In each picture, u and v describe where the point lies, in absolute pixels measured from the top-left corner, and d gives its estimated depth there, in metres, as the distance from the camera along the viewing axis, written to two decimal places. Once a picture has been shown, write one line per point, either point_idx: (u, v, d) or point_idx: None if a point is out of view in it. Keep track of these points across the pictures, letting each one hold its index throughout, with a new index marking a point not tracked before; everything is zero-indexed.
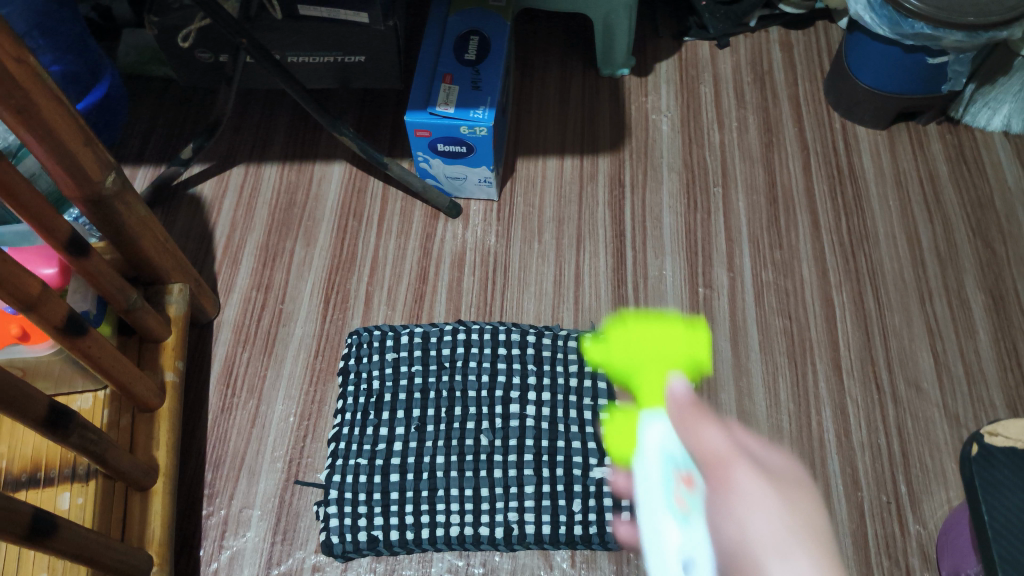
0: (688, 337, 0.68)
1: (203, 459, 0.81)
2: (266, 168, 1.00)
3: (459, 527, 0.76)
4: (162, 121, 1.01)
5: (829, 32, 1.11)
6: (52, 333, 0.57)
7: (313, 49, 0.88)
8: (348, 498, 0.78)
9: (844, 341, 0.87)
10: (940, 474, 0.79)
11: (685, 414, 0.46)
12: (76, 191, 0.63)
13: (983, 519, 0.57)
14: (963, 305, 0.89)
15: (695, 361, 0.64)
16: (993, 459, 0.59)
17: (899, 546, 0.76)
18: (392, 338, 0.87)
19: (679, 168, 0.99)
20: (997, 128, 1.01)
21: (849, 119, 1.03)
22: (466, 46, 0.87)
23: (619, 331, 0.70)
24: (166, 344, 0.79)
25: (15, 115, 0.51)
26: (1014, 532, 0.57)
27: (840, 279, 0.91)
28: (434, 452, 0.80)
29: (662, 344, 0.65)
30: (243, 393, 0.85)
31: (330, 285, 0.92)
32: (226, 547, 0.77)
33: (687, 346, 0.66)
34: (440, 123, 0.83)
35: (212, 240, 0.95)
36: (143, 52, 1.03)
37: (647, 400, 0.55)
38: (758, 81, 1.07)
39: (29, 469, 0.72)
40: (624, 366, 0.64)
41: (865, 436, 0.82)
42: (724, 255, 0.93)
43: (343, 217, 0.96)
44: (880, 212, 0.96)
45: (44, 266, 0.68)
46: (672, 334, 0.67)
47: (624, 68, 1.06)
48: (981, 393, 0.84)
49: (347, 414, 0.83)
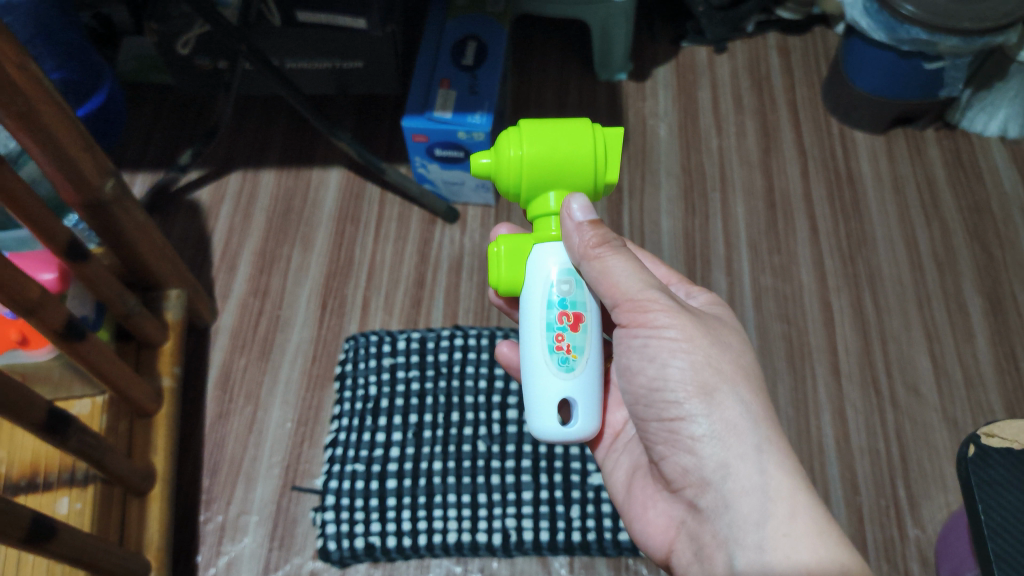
0: (596, 133, 0.54)
1: (200, 464, 0.81)
2: (264, 174, 1.00)
3: (456, 533, 0.76)
4: (159, 127, 1.01)
5: (826, 37, 1.11)
6: (51, 337, 0.57)
7: (311, 55, 0.89)
8: (345, 504, 0.77)
9: (843, 345, 0.87)
10: (939, 478, 0.79)
11: (590, 252, 0.51)
12: (75, 198, 0.62)
13: (981, 519, 0.57)
14: (961, 309, 0.89)
15: (602, 173, 0.55)
16: (989, 459, 0.59)
17: (899, 551, 0.75)
18: (389, 343, 0.86)
19: (677, 173, 0.99)
20: (995, 133, 1.02)
21: (847, 124, 1.04)
22: (464, 51, 0.87)
23: (511, 140, 0.54)
24: (163, 349, 0.79)
25: (16, 120, 0.51)
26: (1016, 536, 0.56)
27: (839, 284, 0.91)
28: (432, 458, 0.80)
29: (563, 149, 0.53)
30: (240, 399, 0.85)
31: (327, 291, 0.92)
32: (223, 553, 0.77)
33: (592, 156, 0.54)
34: (437, 128, 0.83)
35: (210, 246, 0.95)
36: (142, 62, 1.01)
37: (539, 221, 0.56)
38: (756, 86, 1.07)
39: (28, 474, 0.70)
40: (512, 183, 0.55)
41: (864, 442, 0.81)
42: (723, 260, 0.93)
43: (340, 222, 0.96)
44: (878, 216, 0.96)
45: (44, 271, 0.67)
46: (577, 133, 0.54)
47: (622, 72, 1.07)
48: (980, 397, 0.84)
49: (345, 420, 0.82)
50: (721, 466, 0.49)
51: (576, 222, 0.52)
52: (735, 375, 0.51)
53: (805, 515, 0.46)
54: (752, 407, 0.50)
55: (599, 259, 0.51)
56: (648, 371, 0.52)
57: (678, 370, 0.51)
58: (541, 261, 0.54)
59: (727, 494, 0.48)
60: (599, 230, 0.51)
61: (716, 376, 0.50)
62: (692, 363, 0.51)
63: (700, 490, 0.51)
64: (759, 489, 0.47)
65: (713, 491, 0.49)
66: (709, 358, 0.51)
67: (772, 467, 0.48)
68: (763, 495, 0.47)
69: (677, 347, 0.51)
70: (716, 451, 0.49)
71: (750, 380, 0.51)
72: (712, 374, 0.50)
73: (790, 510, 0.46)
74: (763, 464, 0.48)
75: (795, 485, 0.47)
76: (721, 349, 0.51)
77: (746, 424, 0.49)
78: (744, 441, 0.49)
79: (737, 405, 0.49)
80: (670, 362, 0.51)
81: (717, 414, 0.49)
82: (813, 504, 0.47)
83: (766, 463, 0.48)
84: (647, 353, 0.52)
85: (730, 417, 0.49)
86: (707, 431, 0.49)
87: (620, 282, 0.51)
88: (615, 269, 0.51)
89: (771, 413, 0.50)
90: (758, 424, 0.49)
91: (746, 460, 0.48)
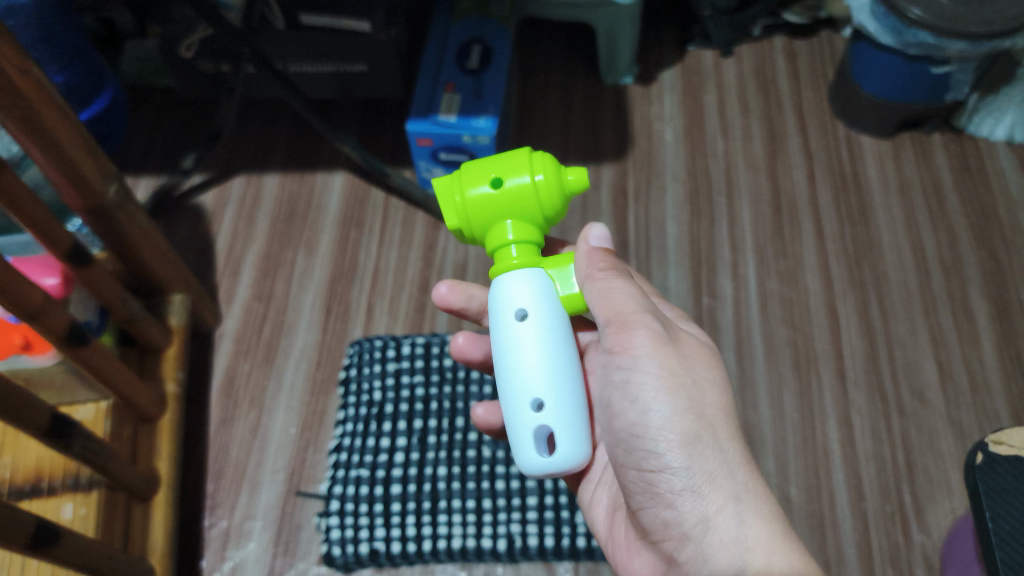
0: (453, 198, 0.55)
1: (203, 470, 0.81)
2: (267, 178, 1.00)
3: (461, 539, 0.75)
4: (162, 131, 1.01)
5: (833, 41, 1.11)
6: (54, 343, 0.57)
7: (315, 59, 0.89)
8: (349, 509, 0.76)
9: (850, 350, 0.87)
10: (944, 484, 0.79)
11: (596, 273, 0.52)
12: (76, 200, 0.62)
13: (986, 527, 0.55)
14: (967, 315, 0.89)
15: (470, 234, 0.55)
16: (995, 465, 0.57)
17: (903, 556, 0.75)
18: (393, 348, 0.86)
19: (683, 177, 0.99)
20: (1001, 138, 1.01)
21: (853, 128, 1.03)
22: (469, 55, 0.87)
23: None
24: (167, 354, 0.79)
25: (20, 124, 0.51)
26: (1017, 539, 0.54)
27: (845, 289, 0.91)
28: (436, 464, 0.79)
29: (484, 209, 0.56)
30: (245, 404, 0.85)
31: (331, 296, 0.91)
32: (227, 558, 0.77)
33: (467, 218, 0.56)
34: (442, 132, 0.82)
35: (213, 250, 0.94)
36: (143, 65, 1.00)
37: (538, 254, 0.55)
38: (762, 90, 1.07)
39: (32, 479, 0.68)
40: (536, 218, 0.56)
41: (870, 447, 0.81)
42: (729, 264, 0.93)
43: (344, 226, 0.96)
44: (884, 221, 0.96)
45: (47, 276, 0.66)
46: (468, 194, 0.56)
47: (627, 76, 1.06)
48: (986, 403, 0.83)
49: (349, 425, 0.81)
50: (700, 519, 0.47)
51: (592, 245, 0.55)
52: (716, 421, 0.49)
53: (780, 564, 0.45)
54: (732, 455, 0.48)
55: (602, 278, 0.52)
56: (629, 415, 0.50)
57: (660, 416, 0.48)
58: (519, 283, 0.51)
59: (706, 547, 0.47)
60: (605, 253, 0.54)
61: (698, 423, 0.48)
62: (675, 408, 0.48)
63: (678, 543, 0.49)
64: (738, 543, 0.46)
65: (692, 545, 0.48)
66: (691, 402, 0.48)
67: (750, 517, 0.47)
68: (741, 548, 0.46)
69: (659, 390, 0.49)
70: (696, 506, 0.47)
71: (729, 424, 0.49)
72: (694, 422, 0.48)
73: (767, 560, 0.45)
74: (740, 514, 0.47)
75: (771, 534, 0.46)
76: (701, 393, 0.49)
77: (725, 474, 0.47)
78: (723, 492, 0.47)
79: (717, 455, 0.48)
80: (652, 407, 0.48)
81: (697, 466, 0.47)
82: (790, 549, 0.45)
83: (744, 514, 0.47)
84: (630, 393, 0.50)
85: (711, 468, 0.47)
86: (687, 485, 0.47)
87: (618, 301, 0.51)
88: (614, 290, 0.51)
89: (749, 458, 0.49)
90: (736, 473, 0.47)
91: (724, 512, 0.47)
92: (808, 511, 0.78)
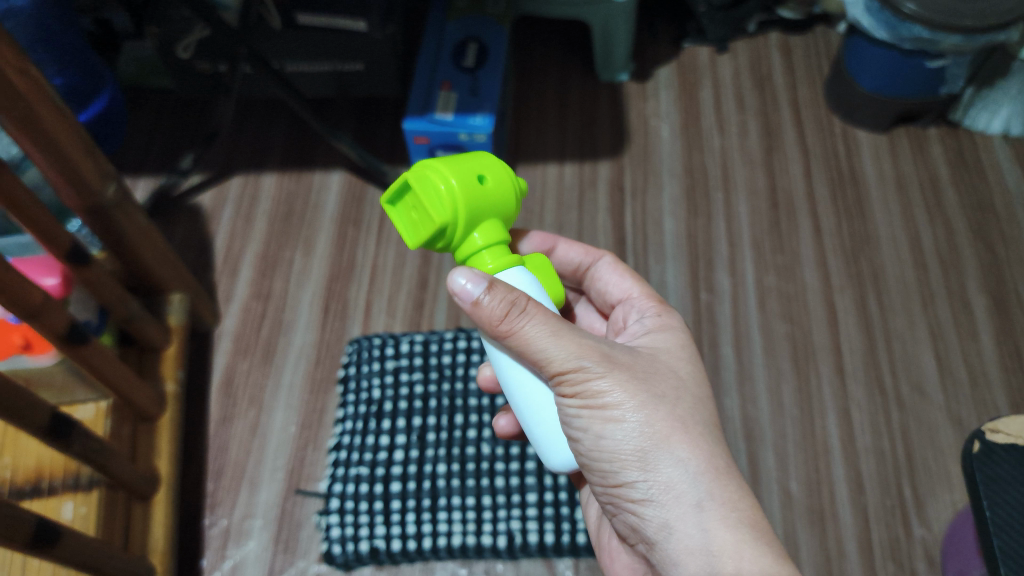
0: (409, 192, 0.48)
1: (203, 470, 0.81)
2: (265, 178, 1.00)
3: (461, 536, 0.75)
4: (162, 133, 1.02)
5: (828, 36, 1.11)
6: (54, 341, 0.57)
7: (313, 59, 0.89)
8: (349, 508, 0.76)
9: (848, 345, 0.87)
10: (944, 476, 0.79)
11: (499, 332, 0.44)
12: (76, 202, 0.62)
13: (986, 516, 0.55)
14: (965, 307, 0.89)
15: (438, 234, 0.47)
16: (993, 455, 0.57)
17: (904, 550, 0.75)
18: (393, 346, 0.86)
19: (680, 173, 0.99)
20: (997, 131, 1.01)
21: (850, 123, 1.03)
22: (465, 53, 0.87)
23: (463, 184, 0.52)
24: (167, 353, 0.80)
25: (18, 125, 0.51)
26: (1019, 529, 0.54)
27: (843, 283, 0.91)
28: (436, 461, 0.79)
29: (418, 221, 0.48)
30: (244, 403, 0.85)
31: (329, 294, 0.92)
32: (228, 557, 0.77)
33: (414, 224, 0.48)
34: (439, 129, 0.82)
35: (211, 248, 0.95)
36: (142, 65, 1.00)
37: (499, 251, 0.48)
38: (758, 85, 1.07)
39: (33, 479, 0.68)
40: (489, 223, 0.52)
41: (869, 441, 0.81)
42: (727, 260, 0.93)
43: (342, 225, 0.96)
44: (881, 214, 0.96)
45: (46, 275, 0.66)
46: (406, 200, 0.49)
47: (623, 73, 1.07)
48: (985, 395, 0.83)
49: (348, 422, 0.82)
50: (662, 530, 0.46)
51: (472, 300, 0.43)
52: (672, 431, 0.46)
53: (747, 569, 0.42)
54: (693, 464, 0.46)
55: (513, 334, 0.44)
56: (584, 442, 0.47)
57: (618, 436, 0.46)
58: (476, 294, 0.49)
59: (671, 555, 0.45)
60: (499, 297, 0.43)
61: (653, 437, 0.46)
62: (637, 424, 0.46)
63: (648, 548, 0.48)
64: (701, 553, 0.44)
65: (658, 552, 0.46)
66: (645, 418, 0.46)
67: (713, 524, 0.44)
68: (708, 554, 0.44)
69: (612, 411, 0.46)
70: (657, 514, 0.46)
71: (691, 431, 0.47)
72: (646, 436, 0.46)
73: (734, 568, 0.43)
74: (703, 522, 0.44)
75: (736, 538, 0.44)
76: (659, 404, 0.47)
77: (684, 484, 0.45)
78: (682, 500, 0.45)
79: (674, 467, 0.45)
80: (604, 433, 0.46)
81: (654, 479, 0.46)
82: (757, 554, 0.43)
83: (706, 521, 0.44)
84: (581, 424, 0.46)
85: (668, 479, 0.45)
86: (646, 495, 0.46)
87: (543, 353, 0.45)
88: (536, 338, 0.44)
89: (713, 464, 0.46)
90: (696, 481, 0.45)
91: (685, 520, 0.45)
92: (808, 506, 0.77)
